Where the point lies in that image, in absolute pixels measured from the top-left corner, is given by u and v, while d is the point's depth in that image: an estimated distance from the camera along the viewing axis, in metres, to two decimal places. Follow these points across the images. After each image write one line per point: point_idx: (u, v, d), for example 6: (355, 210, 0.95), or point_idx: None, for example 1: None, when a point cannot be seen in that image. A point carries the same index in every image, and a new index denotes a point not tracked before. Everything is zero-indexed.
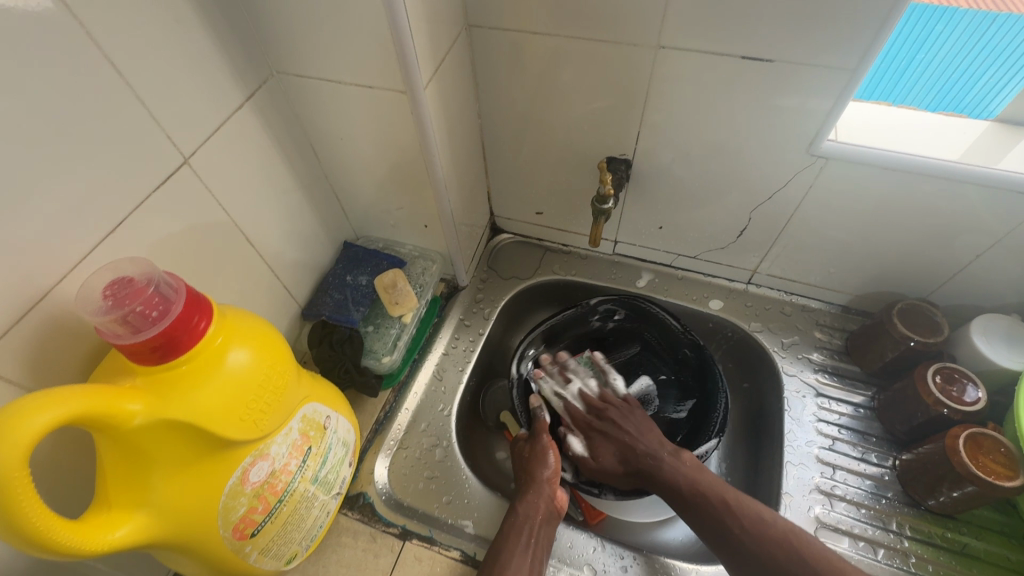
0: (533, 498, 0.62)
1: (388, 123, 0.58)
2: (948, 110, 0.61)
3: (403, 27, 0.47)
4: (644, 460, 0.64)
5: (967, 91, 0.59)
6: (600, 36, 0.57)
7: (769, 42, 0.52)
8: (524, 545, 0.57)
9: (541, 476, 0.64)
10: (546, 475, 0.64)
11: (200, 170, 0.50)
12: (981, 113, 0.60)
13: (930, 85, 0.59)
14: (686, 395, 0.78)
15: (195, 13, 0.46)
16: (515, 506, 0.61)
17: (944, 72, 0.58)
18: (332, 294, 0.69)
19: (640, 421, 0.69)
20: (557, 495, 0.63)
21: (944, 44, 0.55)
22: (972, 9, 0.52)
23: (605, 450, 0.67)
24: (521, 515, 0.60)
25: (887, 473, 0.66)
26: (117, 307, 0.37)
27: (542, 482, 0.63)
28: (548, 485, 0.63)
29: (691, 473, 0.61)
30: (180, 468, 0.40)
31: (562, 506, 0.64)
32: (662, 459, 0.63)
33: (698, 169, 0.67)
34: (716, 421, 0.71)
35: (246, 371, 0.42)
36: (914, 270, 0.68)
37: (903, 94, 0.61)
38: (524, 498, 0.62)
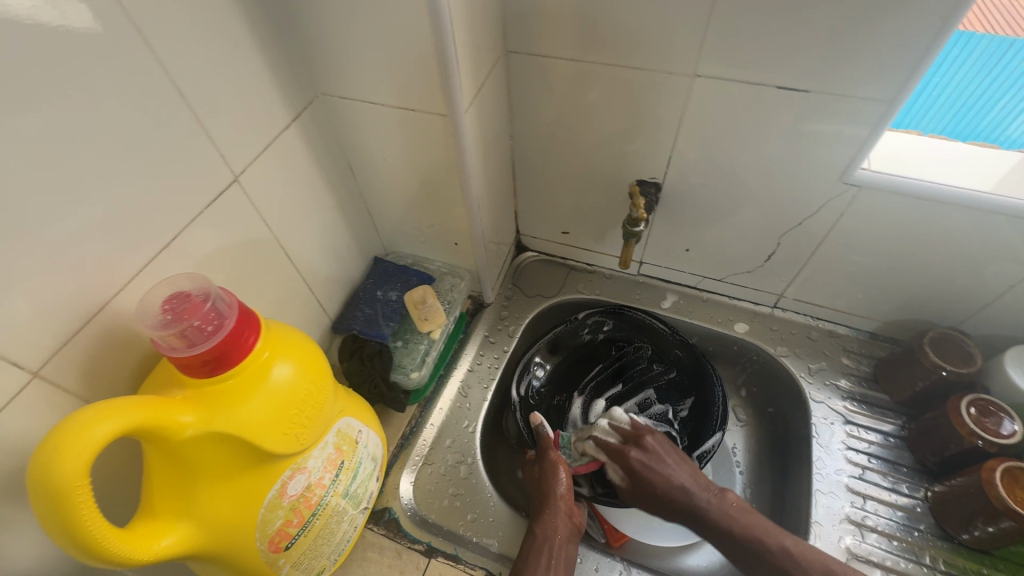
0: (551, 516, 0.61)
1: (427, 144, 0.59)
2: (962, 136, 0.60)
3: (450, 55, 0.49)
4: (674, 492, 0.62)
5: (982, 117, 0.58)
6: (635, 64, 0.59)
7: (804, 73, 0.53)
8: (546, 563, 0.57)
9: (555, 493, 0.63)
10: (559, 491, 0.63)
11: (247, 187, 0.51)
12: (996, 138, 0.59)
13: (945, 108, 0.58)
14: (684, 395, 0.77)
15: (252, 38, 0.48)
16: (532, 528, 0.61)
17: (959, 97, 0.57)
18: (363, 309, 0.70)
19: (672, 454, 0.65)
20: (575, 512, 0.63)
21: (959, 69, 0.54)
22: (987, 33, 0.51)
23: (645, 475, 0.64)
24: (540, 536, 0.60)
25: (919, 504, 0.65)
26: (174, 321, 0.38)
27: (557, 499, 0.63)
28: (564, 502, 0.63)
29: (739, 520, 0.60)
30: (224, 480, 0.41)
31: (580, 524, 0.63)
32: (692, 495, 0.62)
33: (727, 194, 0.68)
34: (718, 414, 0.72)
35: (290, 386, 0.43)
36: (945, 299, 0.68)
37: (917, 117, 0.60)
38: (541, 518, 0.61)
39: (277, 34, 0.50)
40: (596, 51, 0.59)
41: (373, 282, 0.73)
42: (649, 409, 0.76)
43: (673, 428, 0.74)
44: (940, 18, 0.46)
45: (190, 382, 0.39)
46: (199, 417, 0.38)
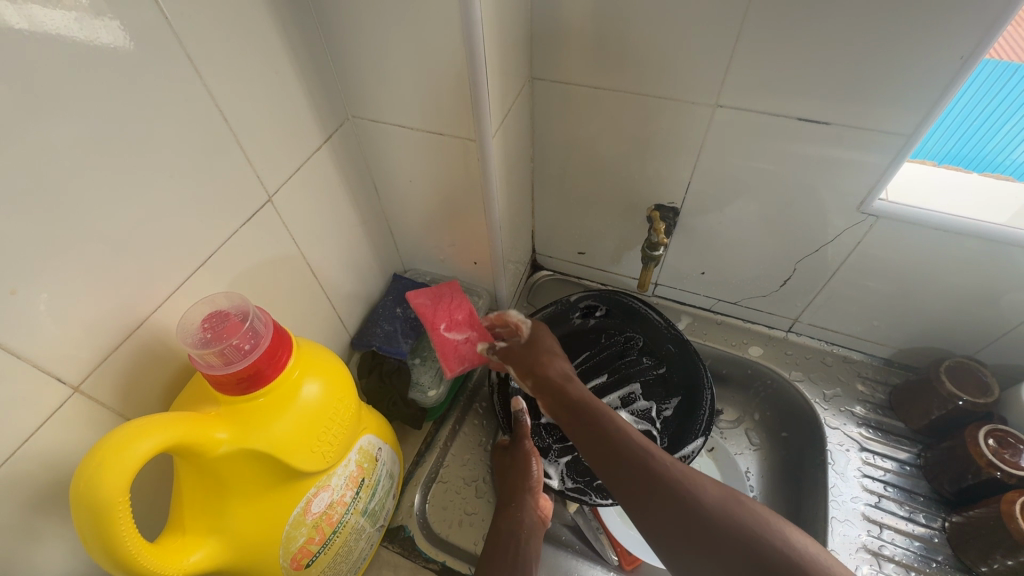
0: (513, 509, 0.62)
1: (452, 166, 0.60)
2: (969, 159, 0.61)
3: (480, 83, 0.50)
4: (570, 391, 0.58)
5: (989, 139, 0.58)
6: (658, 93, 0.60)
7: (825, 106, 0.54)
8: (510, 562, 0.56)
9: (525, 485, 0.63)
10: (529, 484, 0.62)
11: (280, 207, 0.53)
12: (1005, 159, 0.59)
13: (953, 131, 0.59)
14: (669, 393, 0.75)
15: (290, 64, 0.49)
16: (498, 522, 0.61)
17: (966, 120, 0.57)
18: (382, 325, 0.71)
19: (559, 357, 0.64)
20: (541, 506, 0.63)
21: (965, 93, 0.54)
22: (994, 61, 0.51)
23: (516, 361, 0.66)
24: (505, 531, 0.59)
25: (936, 534, 0.65)
26: (213, 340, 0.39)
27: (523, 493, 0.62)
28: (531, 497, 0.62)
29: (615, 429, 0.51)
30: (252, 497, 0.41)
31: (546, 516, 0.63)
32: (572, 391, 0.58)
33: (745, 219, 0.69)
34: (703, 419, 0.69)
35: (318, 403, 0.44)
36: (962, 328, 0.68)
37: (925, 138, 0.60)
38: (505, 512, 0.61)
39: (314, 61, 0.52)
40: (618, 79, 0.61)
41: (392, 298, 0.74)
42: (633, 404, 0.75)
43: (653, 427, 0.72)
44: (959, 57, 0.47)
45: (224, 399, 0.40)
46: (232, 434, 0.39)
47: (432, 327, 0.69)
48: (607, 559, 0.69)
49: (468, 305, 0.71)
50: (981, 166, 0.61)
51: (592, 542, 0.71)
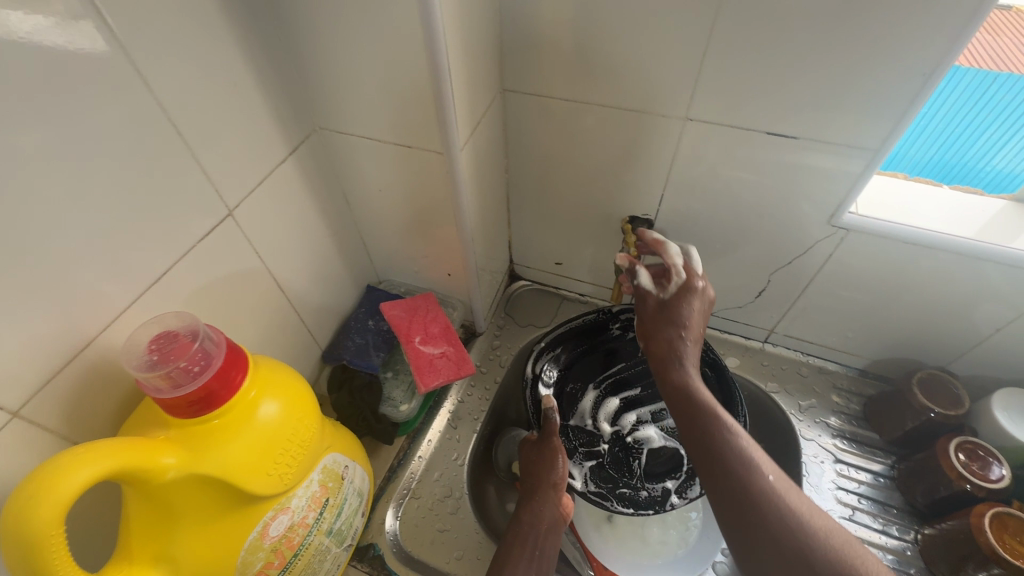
0: (538, 503, 0.62)
1: (422, 178, 0.60)
2: (949, 166, 0.61)
3: (446, 96, 0.50)
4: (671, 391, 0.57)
5: (969, 147, 0.58)
6: (628, 106, 0.60)
7: (793, 120, 0.55)
8: (526, 558, 0.57)
9: (548, 480, 0.63)
10: (552, 480, 0.63)
11: (241, 221, 0.52)
12: (985, 166, 0.60)
13: (934, 137, 0.58)
14: None
15: (251, 76, 0.49)
16: (521, 515, 0.61)
17: (947, 129, 0.57)
18: (354, 338, 0.70)
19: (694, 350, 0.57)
20: (564, 501, 0.63)
21: (946, 101, 0.54)
22: (972, 69, 0.51)
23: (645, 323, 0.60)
24: (526, 526, 0.60)
25: (909, 547, 0.65)
26: (161, 363, 0.37)
27: (547, 488, 0.63)
28: (553, 492, 0.63)
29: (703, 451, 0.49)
30: (204, 523, 0.40)
31: (568, 513, 0.64)
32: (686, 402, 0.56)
33: (719, 231, 0.69)
34: None
35: (276, 423, 0.43)
36: (933, 339, 0.69)
37: (907, 145, 0.60)
38: (529, 507, 0.62)
39: (277, 72, 0.51)
40: (591, 91, 0.61)
41: (365, 311, 0.73)
42: (662, 422, 0.73)
43: (679, 447, 0.71)
44: (921, 73, 0.48)
45: (174, 422, 0.39)
46: (183, 458, 0.38)
47: (406, 340, 0.68)
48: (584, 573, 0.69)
49: (443, 319, 0.71)
50: (953, 178, 0.62)
51: (571, 558, 0.70)
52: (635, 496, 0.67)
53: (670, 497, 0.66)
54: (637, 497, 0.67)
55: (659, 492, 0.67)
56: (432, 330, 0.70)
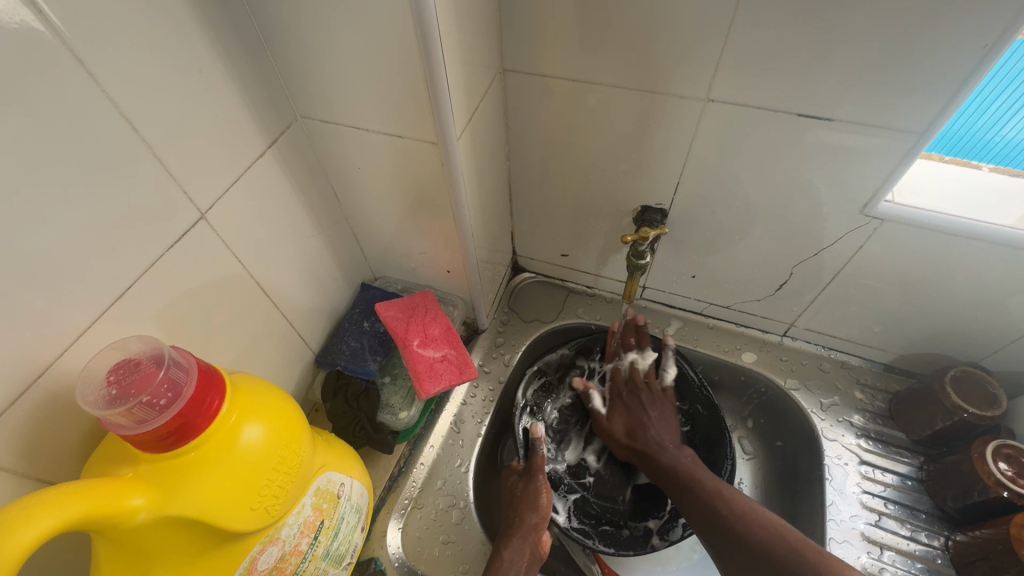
0: (519, 543, 0.59)
1: (416, 171, 0.55)
2: (957, 138, 0.54)
3: (439, 81, 0.44)
4: (652, 444, 0.64)
5: (977, 118, 0.51)
6: (642, 85, 0.54)
7: (828, 100, 0.49)
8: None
9: (530, 519, 0.60)
10: (532, 520, 0.60)
11: (216, 223, 0.47)
12: (996, 138, 0.53)
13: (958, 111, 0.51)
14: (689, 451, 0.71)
15: (219, 61, 0.43)
16: (500, 551, 0.58)
17: None
18: (348, 342, 0.66)
19: (667, 413, 0.66)
20: (543, 540, 0.61)
21: None
22: None
23: (618, 418, 0.68)
24: (507, 562, 0.57)
25: (939, 554, 0.62)
26: (122, 398, 0.33)
27: (528, 526, 0.60)
28: (536, 531, 0.60)
29: (690, 468, 0.60)
30: (183, 564, 0.37)
31: (545, 552, 0.61)
32: (671, 450, 0.63)
33: (739, 220, 0.64)
34: None
35: (261, 451, 0.39)
36: (966, 334, 0.64)
37: None
38: (509, 542, 0.58)
39: (249, 54, 0.46)
40: (600, 70, 0.55)
41: (360, 311, 0.68)
42: None
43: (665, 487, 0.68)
44: (980, 45, 0.42)
45: (144, 458, 0.35)
46: (153, 499, 0.34)
47: (403, 343, 0.63)
48: None
49: (444, 320, 0.67)
50: (955, 149, 0.56)
51: (581, 565, 0.68)
52: (617, 534, 0.65)
53: (651, 537, 0.64)
54: (619, 535, 0.64)
55: (640, 530, 0.65)
56: (429, 331, 0.65)
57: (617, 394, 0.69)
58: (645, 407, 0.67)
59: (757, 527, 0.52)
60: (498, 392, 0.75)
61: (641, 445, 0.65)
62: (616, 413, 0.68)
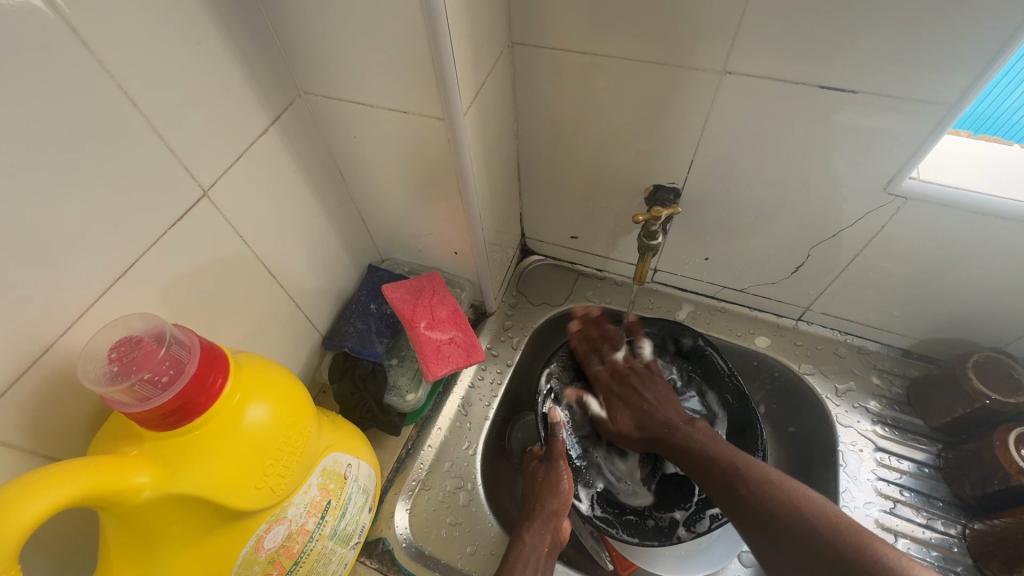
0: (540, 529, 0.58)
1: (422, 149, 0.53)
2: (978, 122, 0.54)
3: (446, 53, 0.43)
4: (660, 428, 0.62)
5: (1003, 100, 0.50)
6: (657, 58, 0.52)
7: (853, 71, 0.46)
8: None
9: (551, 507, 0.59)
10: (553, 507, 0.59)
11: (219, 202, 0.46)
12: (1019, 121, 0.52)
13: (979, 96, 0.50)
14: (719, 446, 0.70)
15: (219, 33, 0.42)
16: (521, 536, 0.58)
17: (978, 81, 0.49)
18: (355, 324, 0.65)
19: (662, 392, 0.66)
20: (562, 527, 0.60)
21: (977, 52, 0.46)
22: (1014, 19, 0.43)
23: (622, 415, 0.65)
24: (528, 547, 0.57)
25: (955, 543, 0.61)
26: (123, 375, 0.33)
27: (549, 515, 0.59)
28: (556, 517, 0.59)
29: (705, 442, 0.58)
30: (190, 542, 0.37)
31: (564, 540, 0.61)
32: (681, 428, 0.61)
33: (754, 200, 0.62)
34: None
35: (265, 430, 0.38)
36: (990, 319, 0.62)
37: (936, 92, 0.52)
38: (529, 527, 0.58)
39: (250, 27, 0.44)
40: (613, 43, 0.53)
41: (366, 293, 0.68)
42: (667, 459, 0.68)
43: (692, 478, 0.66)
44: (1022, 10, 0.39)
45: (148, 436, 0.35)
46: (158, 476, 0.34)
47: (410, 325, 0.63)
48: (602, 564, 0.67)
49: (451, 302, 0.66)
50: (983, 128, 0.54)
51: (589, 549, 0.68)
52: (641, 524, 0.63)
53: (676, 529, 0.62)
54: (643, 526, 0.63)
55: (666, 522, 0.64)
56: (438, 316, 0.65)
57: (609, 389, 0.67)
58: (641, 394, 0.65)
59: (775, 503, 0.50)
60: (506, 376, 0.74)
61: (651, 432, 0.63)
62: (619, 412, 0.65)
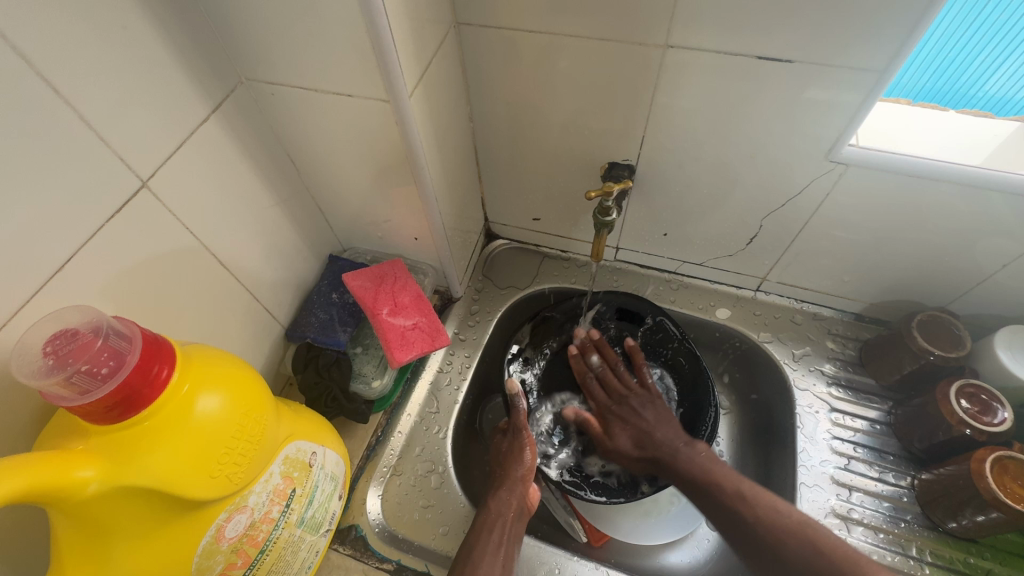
0: (506, 495, 0.59)
1: (370, 134, 0.53)
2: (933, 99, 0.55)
3: (384, 33, 0.42)
4: (661, 448, 0.61)
5: (961, 74, 0.52)
6: (601, 35, 0.52)
7: (787, 42, 0.48)
8: (495, 544, 0.55)
9: (516, 473, 0.61)
10: (518, 473, 0.61)
11: (161, 194, 0.45)
12: (977, 92, 0.53)
13: (925, 65, 0.52)
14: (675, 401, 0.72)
15: (148, 19, 0.41)
16: (487, 503, 0.59)
17: (940, 52, 0.50)
18: (318, 314, 0.65)
19: (664, 414, 0.64)
20: (529, 493, 0.61)
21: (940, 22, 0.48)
22: None
23: (621, 433, 0.64)
24: (494, 512, 0.58)
25: (905, 494, 0.64)
26: (59, 368, 0.33)
27: (514, 480, 0.60)
28: (522, 485, 0.60)
29: (707, 465, 0.57)
30: (145, 534, 0.37)
31: (532, 507, 0.61)
32: (683, 449, 0.60)
33: (706, 175, 0.63)
34: (705, 434, 0.65)
35: (217, 419, 0.38)
36: (935, 279, 0.65)
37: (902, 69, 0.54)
38: (495, 496, 0.59)
39: (181, 11, 0.43)
40: (557, 20, 0.53)
41: (328, 283, 0.68)
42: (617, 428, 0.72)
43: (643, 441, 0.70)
44: None
45: (94, 431, 0.34)
46: (104, 470, 0.34)
47: (372, 312, 0.63)
48: (576, 535, 0.69)
49: (414, 287, 0.66)
50: (954, 101, 0.55)
51: (562, 522, 0.69)
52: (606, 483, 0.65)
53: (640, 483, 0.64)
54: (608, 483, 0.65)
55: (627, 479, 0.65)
56: (403, 298, 0.65)
57: (606, 408, 0.67)
58: (639, 414, 0.65)
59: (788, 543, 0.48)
60: (475, 361, 0.75)
61: (652, 452, 0.61)
62: (619, 430, 0.64)
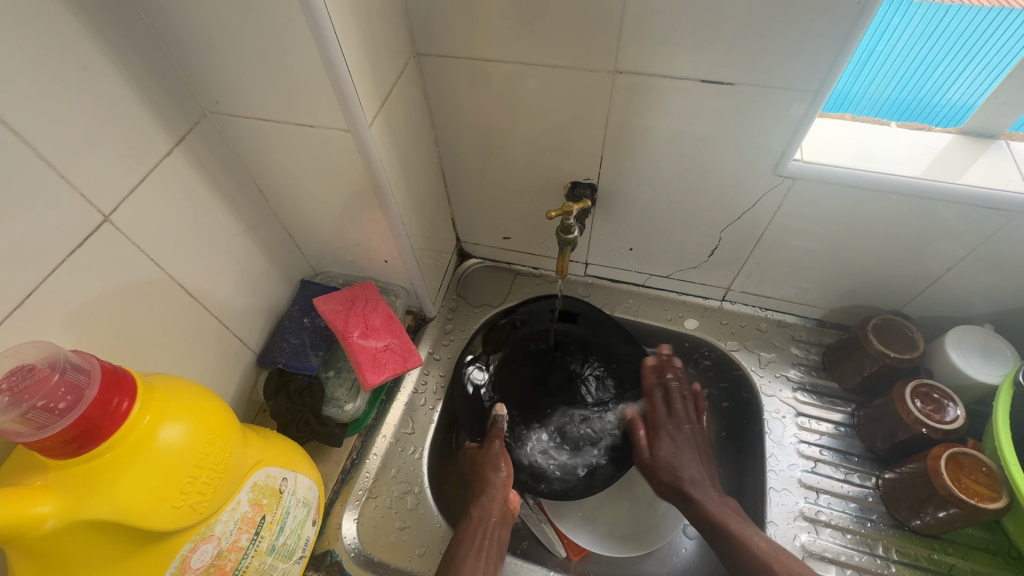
0: (486, 501, 0.62)
1: (334, 161, 0.54)
2: (899, 109, 0.58)
3: (340, 67, 0.44)
4: (683, 478, 0.65)
5: (923, 84, 0.55)
6: (554, 62, 0.55)
7: (727, 65, 0.51)
8: (477, 547, 0.58)
9: (494, 479, 0.64)
10: (496, 479, 0.63)
11: (124, 226, 0.46)
12: (941, 99, 0.57)
13: (890, 75, 0.55)
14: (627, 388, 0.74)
15: (109, 59, 0.42)
16: (469, 512, 0.61)
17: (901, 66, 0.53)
18: (290, 339, 0.66)
19: (697, 435, 0.69)
20: (511, 498, 0.64)
21: (901, 37, 0.51)
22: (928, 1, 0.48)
23: (666, 447, 0.68)
24: (476, 520, 0.61)
25: (870, 494, 0.65)
26: (15, 404, 0.33)
27: (489, 485, 0.63)
28: (502, 490, 0.63)
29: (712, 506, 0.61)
30: (105, 568, 0.37)
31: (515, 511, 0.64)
32: (713, 496, 0.62)
33: (665, 191, 0.65)
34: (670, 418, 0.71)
35: (181, 450, 0.38)
36: (888, 284, 0.67)
37: (866, 83, 0.57)
38: (477, 502, 0.62)
39: (143, 51, 0.45)
40: (513, 49, 0.55)
41: (299, 308, 0.68)
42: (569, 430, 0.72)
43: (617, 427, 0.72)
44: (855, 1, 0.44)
45: (53, 466, 0.35)
46: (63, 504, 0.34)
47: (343, 335, 0.63)
48: (555, 551, 0.69)
49: (384, 309, 0.67)
50: (916, 109, 0.58)
51: (540, 537, 0.70)
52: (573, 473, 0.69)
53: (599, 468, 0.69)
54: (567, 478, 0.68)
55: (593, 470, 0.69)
56: (366, 322, 0.65)
57: (661, 423, 0.69)
58: (682, 427, 0.69)
59: None
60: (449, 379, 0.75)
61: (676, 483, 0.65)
62: (664, 444, 0.68)
